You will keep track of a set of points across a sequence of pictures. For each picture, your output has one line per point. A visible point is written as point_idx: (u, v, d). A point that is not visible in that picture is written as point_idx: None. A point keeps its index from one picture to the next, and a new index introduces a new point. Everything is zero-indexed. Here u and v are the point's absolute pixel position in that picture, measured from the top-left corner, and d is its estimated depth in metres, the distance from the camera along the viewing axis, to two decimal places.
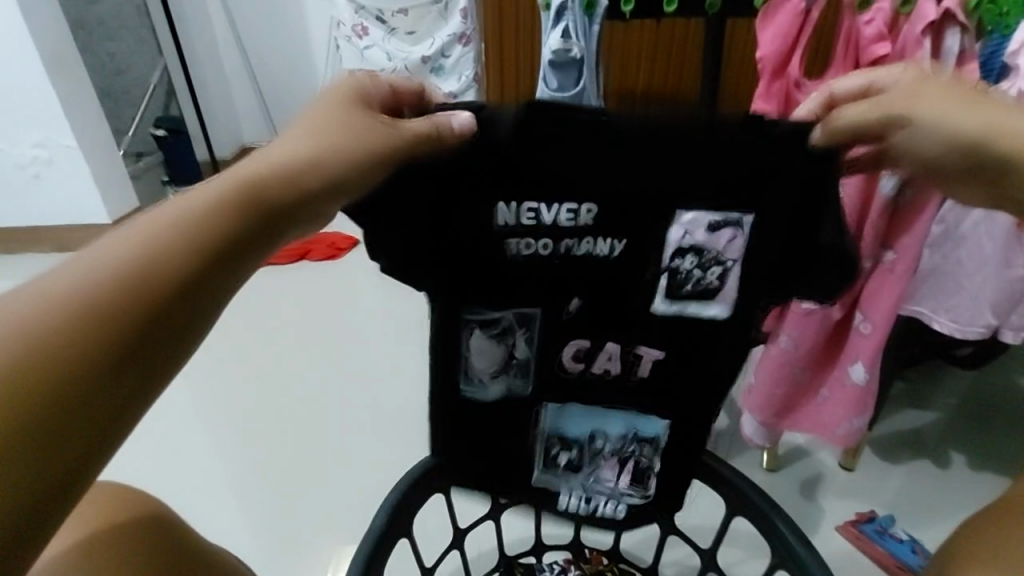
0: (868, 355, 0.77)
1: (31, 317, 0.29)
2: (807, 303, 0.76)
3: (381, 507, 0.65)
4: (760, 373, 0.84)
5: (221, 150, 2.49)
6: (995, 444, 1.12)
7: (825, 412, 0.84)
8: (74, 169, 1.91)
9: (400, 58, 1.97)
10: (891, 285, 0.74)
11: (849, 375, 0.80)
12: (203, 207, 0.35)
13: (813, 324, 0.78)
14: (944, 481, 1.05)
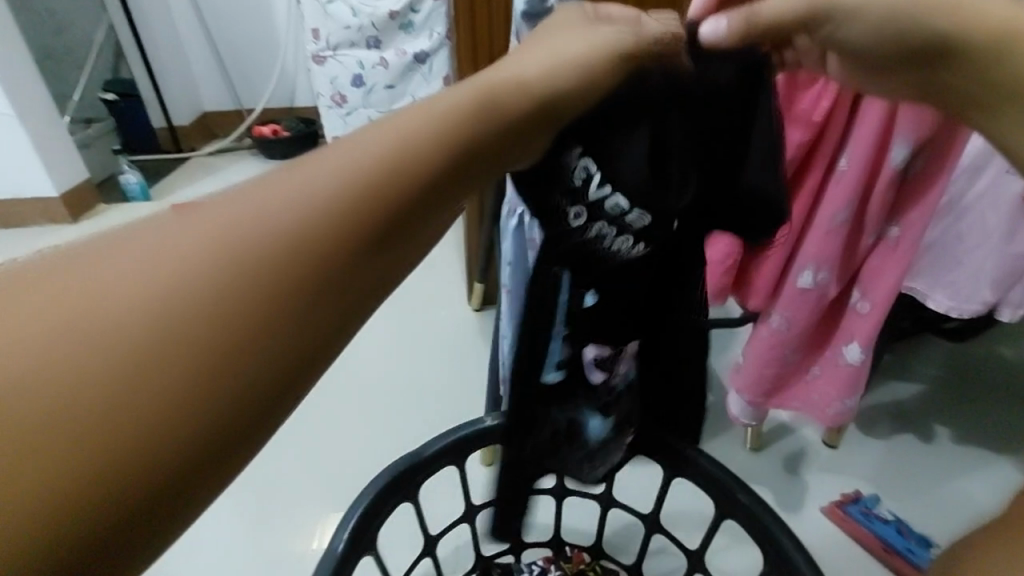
0: (864, 336, 0.73)
1: (115, 327, 0.20)
2: (803, 282, 0.71)
3: (343, 525, 0.62)
4: (750, 353, 0.80)
5: (177, 115, 2.32)
6: (979, 418, 1.10)
7: (815, 391, 0.80)
8: (10, 138, 1.74)
9: (367, 13, 1.82)
10: (890, 262, 0.69)
11: (842, 355, 0.76)
12: (322, 183, 0.24)
13: (807, 308, 0.73)
14: (927, 456, 1.04)
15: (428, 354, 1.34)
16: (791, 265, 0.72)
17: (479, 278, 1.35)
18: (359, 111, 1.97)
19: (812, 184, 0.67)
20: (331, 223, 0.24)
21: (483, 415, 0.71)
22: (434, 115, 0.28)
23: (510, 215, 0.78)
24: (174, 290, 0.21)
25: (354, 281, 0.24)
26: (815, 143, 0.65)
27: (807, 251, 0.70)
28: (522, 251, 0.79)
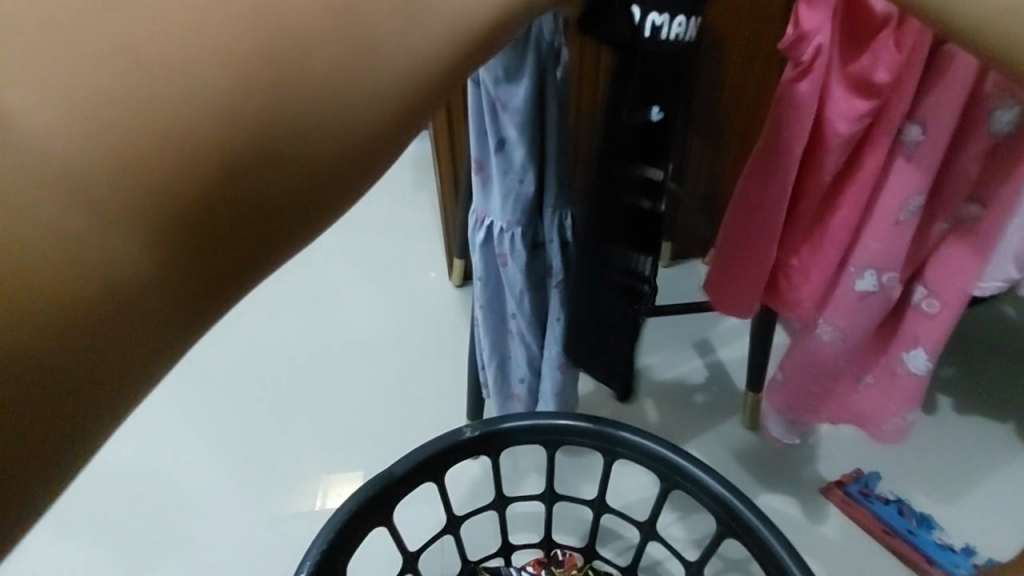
0: (932, 340, 0.69)
1: (62, 162, 0.24)
2: (863, 283, 0.68)
3: (306, 557, 0.56)
4: (798, 363, 0.78)
5: None
6: (977, 385, 1.07)
7: (868, 400, 0.77)
8: None
9: None
10: (960, 257, 0.65)
11: (905, 365, 0.72)
12: (223, 44, 0.25)
13: (867, 313, 0.70)
14: (926, 426, 1.01)
15: (402, 334, 1.26)
16: (847, 265, 0.68)
17: (456, 253, 1.26)
18: None
19: (875, 165, 0.62)
20: (236, 77, 0.25)
21: (462, 427, 0.63)
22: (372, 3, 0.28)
23: (476, 226, 0.70)
24: (103, 152, 0.24)
25: (267, 142, 0.26)
26: (877, 118, 0.60)
27: (870, 250, 0.66)
28: (493, 264, 0.72)
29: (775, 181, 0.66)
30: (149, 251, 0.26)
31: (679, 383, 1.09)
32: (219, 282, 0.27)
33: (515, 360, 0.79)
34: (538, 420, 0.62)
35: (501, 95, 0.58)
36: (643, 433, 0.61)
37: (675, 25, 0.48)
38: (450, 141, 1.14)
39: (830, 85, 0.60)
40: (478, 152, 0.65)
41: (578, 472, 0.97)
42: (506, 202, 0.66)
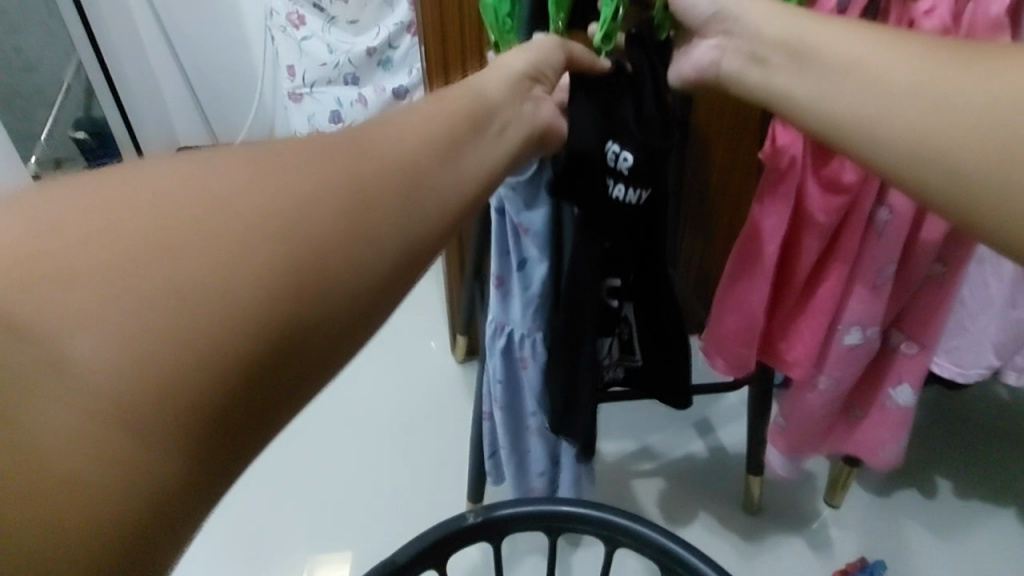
0: (915, 375, 0.74)
1: (120, 296, 0.22)
2: (850, 340, 0.71)
3: None
4: (799, 413, 0.80)
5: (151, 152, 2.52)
6: (976, 467, 1.07)
7: (866, 434, 0.81)
8: None
9: (343, 49, 2.03)
10: (932, 310, 0.70)
11: (892, 398, 0.76)
12: (300, 173, 0.27)
13: (857, 364, 0.73)
14: (929, 512, 1.00)
15: (402, 407, 1.27)
16: (835, 325, 0.72)
17: (460, 328, 1.29)
18: None
19: (851, 250, 0.66)
20: (314, 203, 0.26)
21: (464, 512, 0.63)
22: (423, 125, 0.33)
23: (496, 334, 0.74)
24: (175, 290, 0.23)
25: (337, 259, 0.26)
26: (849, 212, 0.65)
27: (855, 311, 0.70)
28: (514, 368, 0.76)
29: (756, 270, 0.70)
30: (174, 395, 0.22)
31: (680, 464, 1.09)
32: (248, 426, 0.24)
33: (535, 454, 0.81)
34: (540, 506, 0.63)
35: (523, 221, 0.65)
36: (644, 521, 0.61)
37: (625, 159, 0.55)
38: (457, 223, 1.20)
39: (805, 186, 0.65)
40: (499, 268, 0.70)
41: (580, 559, 0.95)
42: (525, 312, 0.71)
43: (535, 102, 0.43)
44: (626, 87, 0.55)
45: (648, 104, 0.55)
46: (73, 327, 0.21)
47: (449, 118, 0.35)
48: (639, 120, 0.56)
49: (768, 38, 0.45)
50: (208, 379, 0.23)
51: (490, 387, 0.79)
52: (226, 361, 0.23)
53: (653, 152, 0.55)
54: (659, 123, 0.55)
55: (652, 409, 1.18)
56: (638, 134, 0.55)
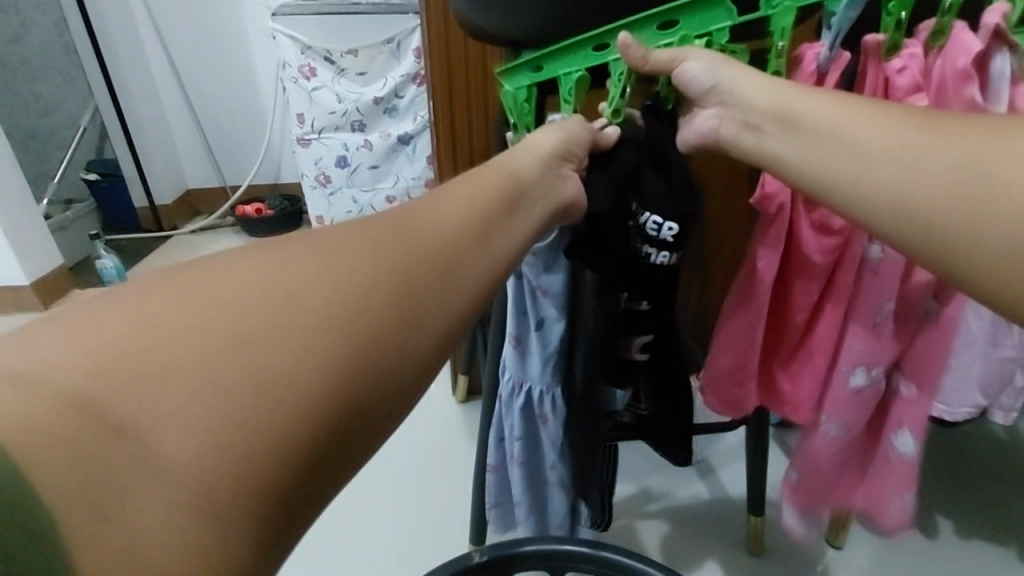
0: (915, 423, 0.73)
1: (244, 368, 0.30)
2: (856, 381, 0.71)
3: None
4: (807, 458, 0.79)
5: (160, 196, 2.60)
6: (977, 507, 1.08)
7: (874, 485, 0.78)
8: None
9: (351, 99, 2.14)
10: (936, 350, 0.70)
11: (893, 447, 0.75)
12: (375, 259, 0.36)
13: (863, 408, 0.73)
14: (934, 554, 1.00)
15: (404, 448, 1.28)
16: (837, 365, 0.72)
17: (462, 369, 1.32)
18: (342, 190, 2.27)
19: (844, 293, 0.68)
20: (381, 287, 0.35)
21: (471, 552, 0.64)
22: (465, 208, 0.44)
23: (514, 393, 0.75)
24: (242, 379, 0.30)
25: (397, 332, 0.35)
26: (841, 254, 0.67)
27: (857, 351, 0.70)
28: (533, 426, 0.77)
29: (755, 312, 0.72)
30: (255, 472, 0.29)
31: (682, 506, 1.09)
32: (330, 465, 0.32)
33: (555, 506, 0.81)
34: (544, 546, 0.64)
35: (543, 283, 0.66)
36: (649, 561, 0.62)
37: (669, 228, 0.57)
38: None
39: (798, 226, 0.68)
40: (518, 329, 0.71)
41: None
42: (546, 370, 0.72)
43: (563, 179, 0.53)
44: (646, 153, 0.58)
45: (671, 169, 0.57)
46: (208, 395, 0.29)
47: (482, 203, 0.45)
48: (664, 186, 0.57)
49: (758, 108, 0.50)
50: (277, 456, 0.30)
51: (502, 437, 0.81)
52: (295, 442, 0.30)
53: (679, 211, 0.56)
54: (681, 184, 0.58)
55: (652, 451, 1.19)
56: (664, 197, 0.56)
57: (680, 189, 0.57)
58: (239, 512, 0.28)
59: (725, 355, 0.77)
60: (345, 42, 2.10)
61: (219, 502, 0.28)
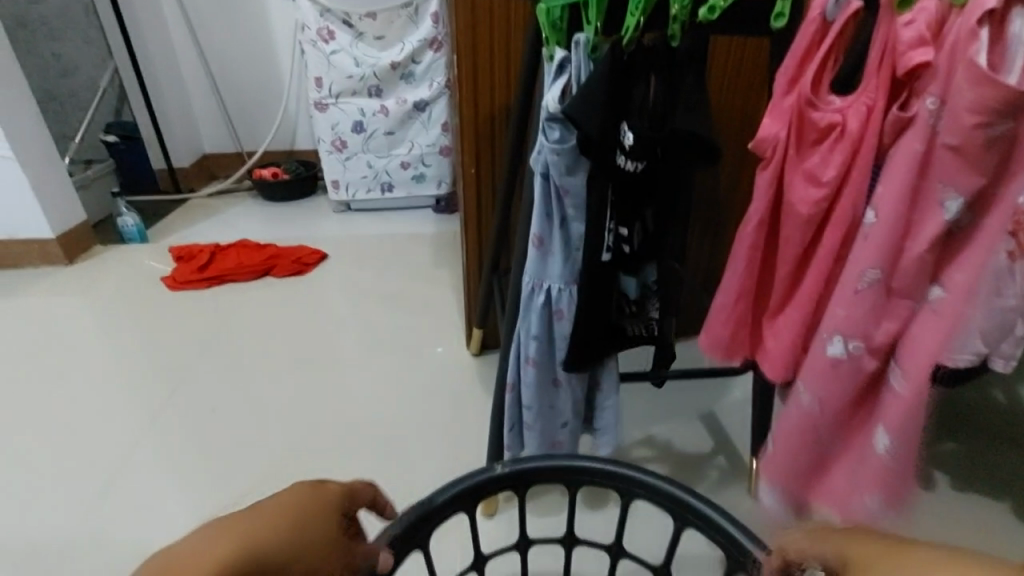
0: (903, 427, 0.59)
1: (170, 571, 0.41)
2: (831, 351, 0.61)
3: None
4: (777, 433, 0.69)
5: (177, 158, 2.65)
6: (972, 465, 1.12)
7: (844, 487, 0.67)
8: (11, 179, 1.88)
9: (369, 63, 2.15)
10: (934, 339, 0.57)
11: (875, 451, 0.62)
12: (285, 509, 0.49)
13: (840, 385, 0.62)
14: (928, 504, 1.05)
15: (420, 402, 1.36)
16: (815, 331, 0.63)
17: (477, 322, 1.38)
18: (358, 155, 2.29)
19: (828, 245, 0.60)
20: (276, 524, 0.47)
21: (492, 464, 0.67)
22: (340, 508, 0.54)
23: (534, 293, 0.77)
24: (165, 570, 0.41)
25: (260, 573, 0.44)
26: (832, 200, 0.60)
27: (833, 317, 0.60)
28: (549, 326, 0.79)
29: (740, 253, 0.68)
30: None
31: (683, 451, 1.15)
32: None
33: (564, 408, 0.85)
34: (560, 460, 0.67)
35: (566, 184, 0.69)
36: (659, 477, 0.65)
37: (626, 137, 0.65)
38: (479, 225, 1.30)
39: (787, 175, 0.62)
40: (541, 229, 0.73)
41: (597, 517, 0.95)
42: (565, 266, 0.75)
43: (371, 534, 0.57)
44: (656, 58, 0.64)
45: (676, 72, 0.64)
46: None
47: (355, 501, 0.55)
48: (671, 84, 0.65)
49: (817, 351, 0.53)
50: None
51: (514, 350, 0.82)
52: None
53: (679, 124, 0.64)
54: (677, 82, 0.65)
55: (658, 403, 1.25)
56: (657, 100, 0.65)
57: (676, 87, 0.65)
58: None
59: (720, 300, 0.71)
60: (363, 6, 2.11)
61: None
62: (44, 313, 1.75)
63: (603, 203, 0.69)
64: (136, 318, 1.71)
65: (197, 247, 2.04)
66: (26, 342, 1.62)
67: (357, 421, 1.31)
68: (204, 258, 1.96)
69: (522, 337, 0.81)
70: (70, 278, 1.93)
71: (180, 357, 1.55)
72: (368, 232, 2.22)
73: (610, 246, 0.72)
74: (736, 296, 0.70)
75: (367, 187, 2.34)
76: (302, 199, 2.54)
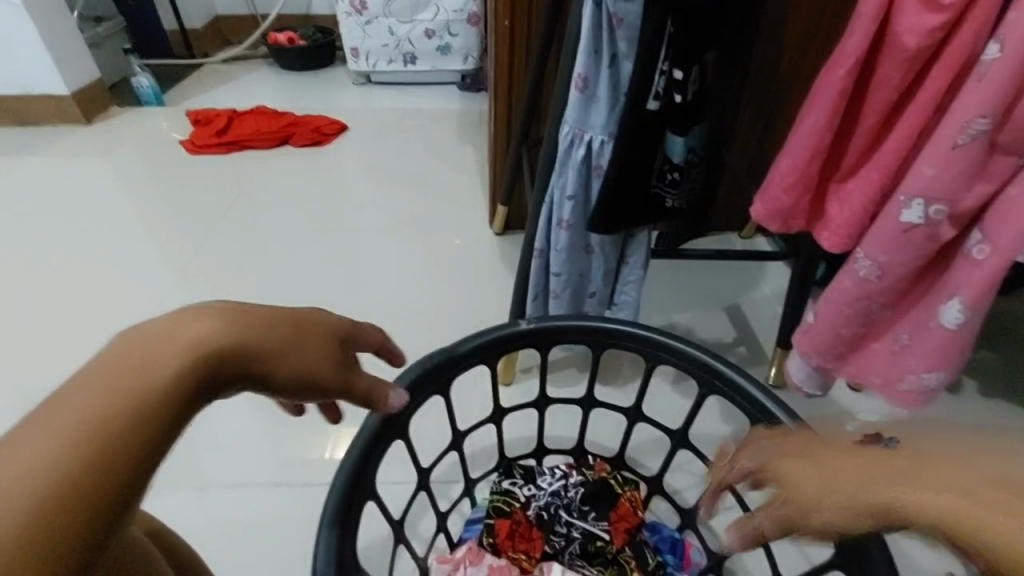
0: (973, 290, 0.63)
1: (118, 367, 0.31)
2: (909, 215, 0.62)
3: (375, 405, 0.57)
4: (829, 307, 0.73)
5: (189, 18, 2.47)
6: (1006, 374, 1.08)
7: (896, 358, 0.73)
8: (18, 27, 1.78)
9: None
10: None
11: (937, 318, 0.67)
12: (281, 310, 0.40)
13: (910, 249, 0.64)
14: (953, 407, 1.02)
15: (440, 279, 1.35)
16: (896, 193, 0.63)
17: (502, 200, 1.33)
18: (379, 20, 2.11)
19: (933, 91, 0.59)
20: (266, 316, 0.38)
21: (516, 319, 0.65)
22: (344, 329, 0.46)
23: (572, 145, 0.72)
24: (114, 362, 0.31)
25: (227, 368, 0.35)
26: (946, 39, 0.58)
27: (921, 175, 0.61)
28: (586, 183, 0.75)
29: (823, 101, 0.65)
30: (62, 474, 0.27)
31: (705, 338, 1.13)
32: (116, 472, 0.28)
33: (593, 274, 0.84)
34: (589, 323, 0.65)
35: (621, 11, 0.63)
36: (689, 341, 0.63)
37: None
38: (509, 90, 1.19)
39: (902, 5, 0.59)
40: (585, 68, 0.66)
41: (613, 388, 0.96)
42: (610, 115, 0.69)
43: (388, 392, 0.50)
44: None
45: None
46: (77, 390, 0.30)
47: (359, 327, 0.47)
48: None
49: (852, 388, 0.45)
50: (132, 444, 0.29)
51: (545, 212, 0.80)
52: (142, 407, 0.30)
53: None
54: None
55: (684, 291, 1.22)
56: None
57: None
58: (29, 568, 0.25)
59: (789, 156, 0.70)
60: None
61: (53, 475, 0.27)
62: (66, 171, 1.74)
63: (662, 37, 0.61)
64: (156, 180, 1.69)
65: (213, 112, 1.96)
66: (50, 198, 1.62)
67: (376, 293, 1.32)
68: (221, 124, 1.89)
69: (553, 196, 0.78)
70: (88, 138, 1.89)
71: (201, 219, 1.54)
72: (389, 107, 2.09)
73: (663, 92, 0.64)
74: (815, 153, 0.67)
75: (388, 58, 2.17)
76: (320, 69, 2.39)
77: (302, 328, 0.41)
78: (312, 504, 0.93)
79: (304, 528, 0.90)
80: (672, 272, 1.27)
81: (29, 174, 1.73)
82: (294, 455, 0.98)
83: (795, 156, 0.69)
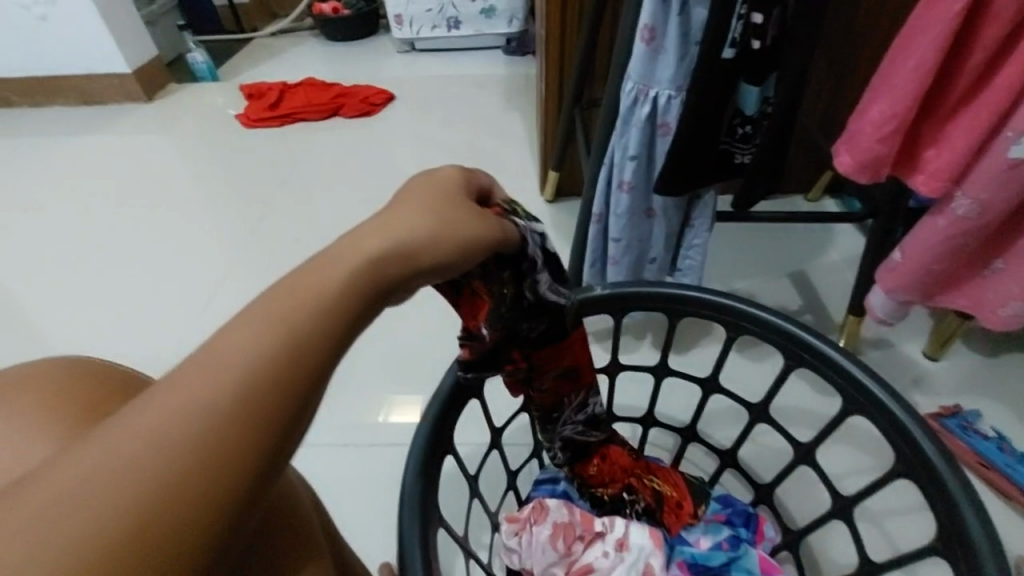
0: None
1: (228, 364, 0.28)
2: (1017, 151, 0.59)
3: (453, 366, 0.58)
4: (917, 249, 0.70)
5: None
6: None
7: (990, 290, 0.72)
8: (83, 7, 1.85)
9: None
10: None
11: None
12: (385, 232, 0.35)
13: (1014, 186, 0.61)
14: None
15: None
16: (1003, 130, 0.60)
17: (553, 165, 1.31)
18: None
19: None
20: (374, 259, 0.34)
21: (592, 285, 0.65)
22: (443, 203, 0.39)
23: (636, 102, 0.70)
24: (222, 360, 0.28)
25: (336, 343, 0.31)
26: None
27: None
28: (649, 141, 0.72)
29: (925, 35, 0.60)
30: (201, 441, 0.26)
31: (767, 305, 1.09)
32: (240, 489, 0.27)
33: (654, 238, 0.81)
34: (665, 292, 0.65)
35: None
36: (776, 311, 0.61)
37: None
38: (563, 47, 1.15)
39: None
40: (653, 16, 0.63)
41: (689, 354, 0.94)
42: (678, 67, 0.66)
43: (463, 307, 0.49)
44: None
45: None
46: (183, 400, 0.27)
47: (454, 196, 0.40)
48: None
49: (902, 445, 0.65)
50: (265, 414, 0.28)
51: (604, 174, 0.78)
52: (254, 412, 0.27)
53: None
54: None
55: (746, 257, 1.17)
56: None
57: None
58: (174, 538, 0.25)
59: (880, 100, 0.64)
60: None
61: (182, 493, 0.25)
62: (134, 147, 1.83)
63: None
64: (216, 154, 1.75)
65: (266, 86, 1.99)
66: (123, 174, 1.72)
67: None
68: (273, 98, 1.92)
69: (615, 157, 0.76)
70: (152, 115, 1.97)
71: (259, 191, 1.60)
72: (434, 74, 2.07)
73: (739, 37, 0.61)
74: (912, 92, 0.62)
75: (432, 23, 2.13)
76: (365, 39, 2.38)
77: (428, 239, 0.36)
78: (376, 462, 0.97)
79: (369, 483, 0.94)
80: (732, 237, 1.22)
81: (102, 150, 1.83)
82: (357, 416, 1.02)
83: (889, 98, 0.64)
